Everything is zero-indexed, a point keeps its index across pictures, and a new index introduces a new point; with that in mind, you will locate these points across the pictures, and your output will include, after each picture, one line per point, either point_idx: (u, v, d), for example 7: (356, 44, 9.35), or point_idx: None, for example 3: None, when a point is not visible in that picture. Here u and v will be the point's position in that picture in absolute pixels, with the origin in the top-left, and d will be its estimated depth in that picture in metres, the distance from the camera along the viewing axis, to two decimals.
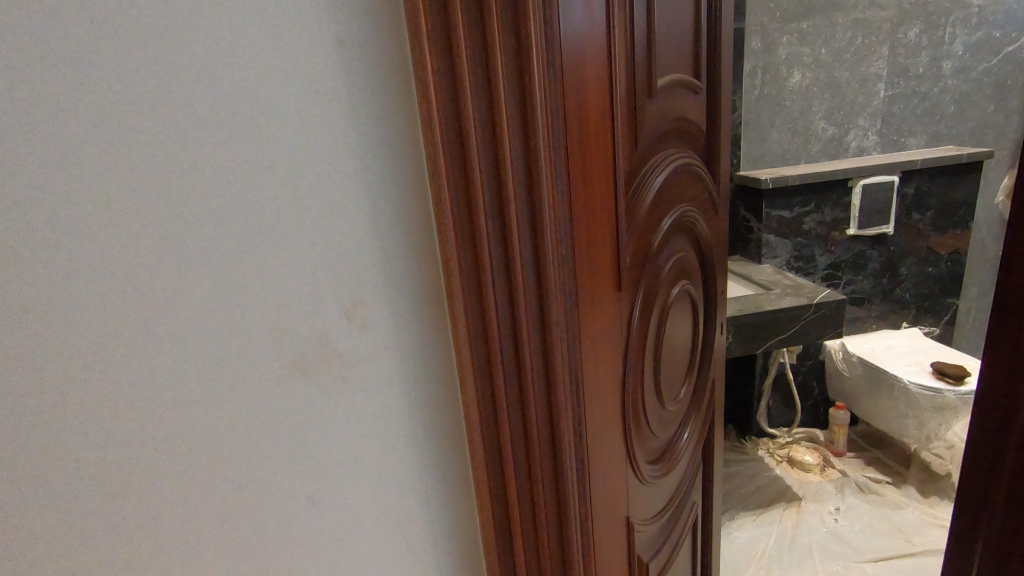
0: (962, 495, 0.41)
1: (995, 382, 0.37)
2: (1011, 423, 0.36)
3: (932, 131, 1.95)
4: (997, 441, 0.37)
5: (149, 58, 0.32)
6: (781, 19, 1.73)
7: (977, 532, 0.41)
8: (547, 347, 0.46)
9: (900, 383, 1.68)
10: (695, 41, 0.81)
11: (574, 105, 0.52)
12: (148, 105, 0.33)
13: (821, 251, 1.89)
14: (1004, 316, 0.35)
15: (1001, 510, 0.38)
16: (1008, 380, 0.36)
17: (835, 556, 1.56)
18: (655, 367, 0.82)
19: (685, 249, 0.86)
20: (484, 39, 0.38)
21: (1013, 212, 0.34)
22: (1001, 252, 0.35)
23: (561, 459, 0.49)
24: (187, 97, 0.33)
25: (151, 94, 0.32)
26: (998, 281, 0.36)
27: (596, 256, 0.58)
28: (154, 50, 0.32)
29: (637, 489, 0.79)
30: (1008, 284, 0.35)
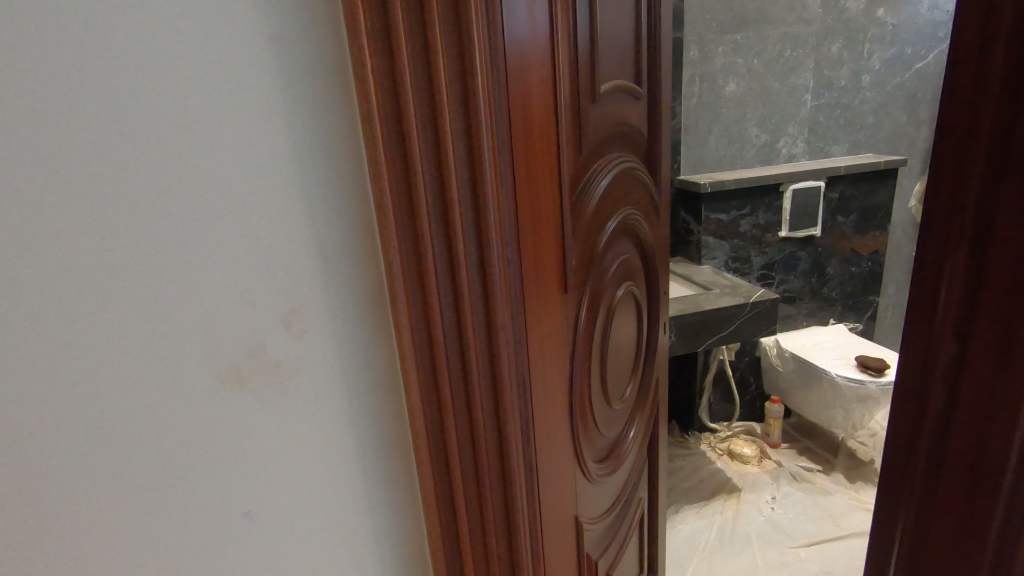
0: (879, 506, 0.41)
1: (908, 392, 0.36)
2: (921, 433, 0.36)
3: (853, 139, 2.09)
4: (910, 451, 0.37)
5: (68, 51, 0.30)
6: (717, 30, 1.81)
7: (890, 543, 0.40)
8: (493, 351, 0.45)
9: (828, 376, 1.78)
10: (635, 49, 0.83)
11: (519, 107, 0.52)
12: (65, 97, 0.30)
13: (756, 252, 1.99)
14: (914, 329, 0.35)
15: (911, 520, 0.38)
16: (919, 393, 0.35)
17: (772, 542, 1.64)
18: (601, 367, 0.83)
19: (629, 251, 0.88)
20: (426, 40, 0.37)
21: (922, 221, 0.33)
22: (913, 264, 0.34)
23: (510, 462, 0.49)
24: (108, 91, 0.31)
25: (68, 88, 0.31)
26: (911, 294, 0.35)
27: (542, 260, 0.59)
28: (73, 38, 0.30)
29: (585, 488, 0.80)
30: (918, 298, 0.34)
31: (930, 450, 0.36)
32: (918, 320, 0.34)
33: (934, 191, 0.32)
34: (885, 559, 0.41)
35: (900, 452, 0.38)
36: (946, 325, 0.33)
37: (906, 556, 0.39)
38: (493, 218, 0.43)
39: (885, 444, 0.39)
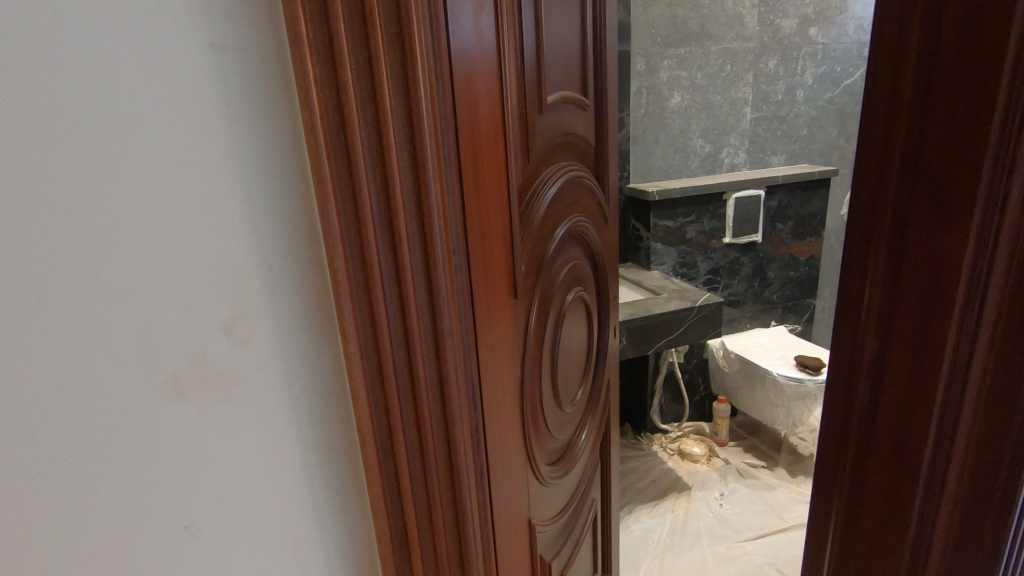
0: (822, 457, 0.52)
1: (842, 358, 0.48)
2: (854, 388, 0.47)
3: (790, 150, 2.21)
4: (847, 406, 0.48)
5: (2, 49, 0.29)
6: (662, 44, 1.88)
7: (835, 486, 0.51)
8: (439, 356, 0.46)
9: (770, 375, 1.87)
10: (582, 61, 0.86)
11: (465, 117, 0.54)
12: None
13: (702, 258, 2.06)
14: (845, 307, 0.47)
15: (851, 464, 0.49)
16: (851, 357, 0.47)
17: (720, 538, 1.70)
18: (552, 371, 0.85)
19: (578, 257, 0.91)
20: (368, 49, 0.38)
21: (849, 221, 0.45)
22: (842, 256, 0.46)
23: (458, 466, 0.50)
24: (44, 91, 0.30)
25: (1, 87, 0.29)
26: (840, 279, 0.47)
27: (491, 265, 0.60)
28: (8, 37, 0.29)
29: (537, 490, 0.82)
30: (846, 281, 0.46)
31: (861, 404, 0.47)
32: (850, 297, 0.46)
33: (857, 198, 0.44)
34: (829, 499, 0.52)
35: (838, 407, 0.49)
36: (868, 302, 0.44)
37: (847, 494, 0.50)
38: (438, 225, 0.43)
39: (826, 404, 0.50)
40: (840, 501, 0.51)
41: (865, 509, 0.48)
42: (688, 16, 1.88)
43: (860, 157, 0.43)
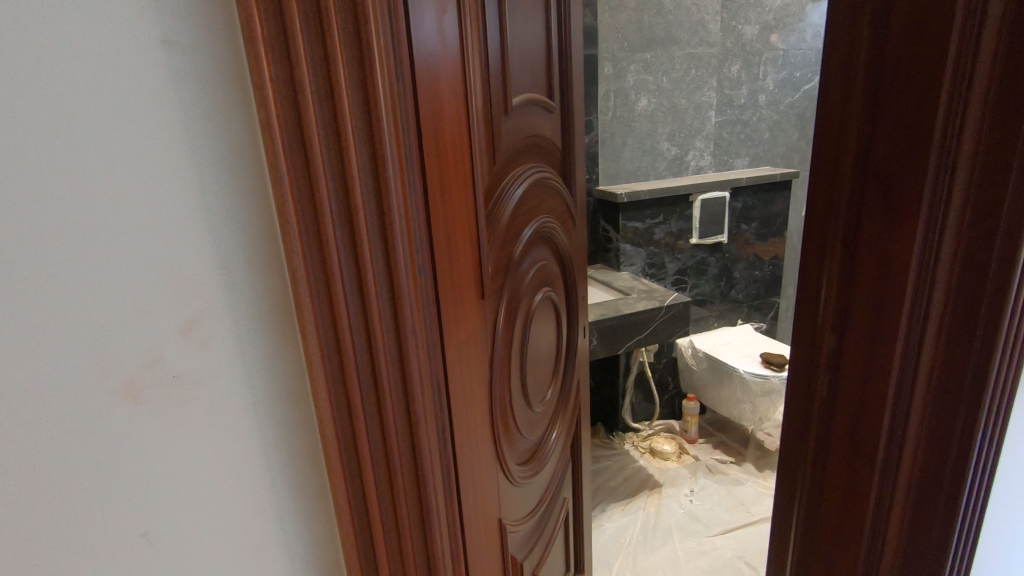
0: (790, 424, 0.61)
1: (804, 336, 0.57)
2: (816, 363, 0.56)
3: (753, 153, 2.27)
4: (811, 379, 0.57)
5: None
6: (629, 48, 1.91)
7: (802, 449, 0.60)
8: (403, 357, 0.46)
9: (737, 373, 1.91)
10: (547, 64, 0.87)
11: (428, 118, 0.54)
12: None
13: (670, 259, 2.10)
14: (806, 292, 0.56)
15: (815, 429, 0.58)
16: (812, 335, 0.56)
17: (690, 533, 1.73)
18: (521, 371, 0.85)
19: (546, 258, 0.91)
20: (325, 50, 0.37)
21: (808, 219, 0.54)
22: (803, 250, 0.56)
23: (423, 468, 0.50)
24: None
25: None
26: (803, 268, 0.55)
27: (456, 266, 0.60)
28: None
29: (507, 491, 0.82)
30: (807, 270, 0.55)
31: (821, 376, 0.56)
32: (808, 283, 0.55)
33: (812, 201, 0.53)
34: (796, 461, 0.61)
35: (801, 378, 0.58)
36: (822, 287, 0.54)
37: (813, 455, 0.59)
38: (400, 225, 0.43)
39: (792, 376, 0.59)
40: (806, 463, 0.60)
41: (827, 468, 0.57)
42: (654, 21, 1.92)
43: (816, 166, 0.52)
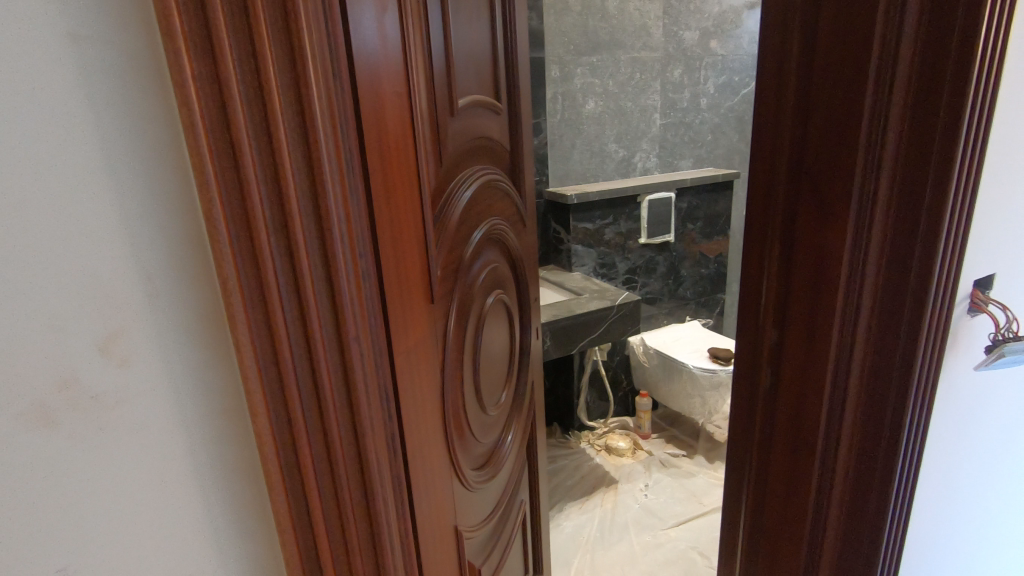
0: (749, 341, 0.81)
1: (754, 269, 0.78)
2: (768, 290, 0.76)
3: (696, 154, 2.34)
4: (763, 303, 0.77)
5: None
6: (575, 52, 1.93)
7: (760, 359, 0.80)
8: (346, 365, 0.44)
9: (686, 368, 1.97)
10: (493, 66, 0.87)
11: (370, 119, 0.53)
12: None
13: (620, 258, 2.14)
14: (755, 239, 0.77)
15: (770, 340, 0.77)
16: (760, 268, 0.77)
17: (646, 527, 1.76)
18: (474, 375, 0.84)
19: (496, 260, 0.91)
20: (253, 45, 0.36)
21: (750, 189, 0.76)
22: (747, 210, 0.77)
23: (371, 480, 0.48)
24: None
25: None
26: (748, 222, 0.78)
27: (402, 270, 0.59)
28: None
29: (462, 497, 0.81)
30: (753, 222, 0.77)
31: (771, 299, 0.76)
32: (753, 233, 0.77)
33: (753, 171, 0.75)
34: (758, 370, 0.81)
35: (751, 303, 0.80)
36: (764, 232, 0.75)
37: (770, 360, 0.78)
38: (339, 229, 0.42)
39: (746, 303, 0.81)
40: (766, 369, 0.79)
41: (780, 369, 0.77)
42: (598, 25, 1.95)
43: (755, 154, 0.74)
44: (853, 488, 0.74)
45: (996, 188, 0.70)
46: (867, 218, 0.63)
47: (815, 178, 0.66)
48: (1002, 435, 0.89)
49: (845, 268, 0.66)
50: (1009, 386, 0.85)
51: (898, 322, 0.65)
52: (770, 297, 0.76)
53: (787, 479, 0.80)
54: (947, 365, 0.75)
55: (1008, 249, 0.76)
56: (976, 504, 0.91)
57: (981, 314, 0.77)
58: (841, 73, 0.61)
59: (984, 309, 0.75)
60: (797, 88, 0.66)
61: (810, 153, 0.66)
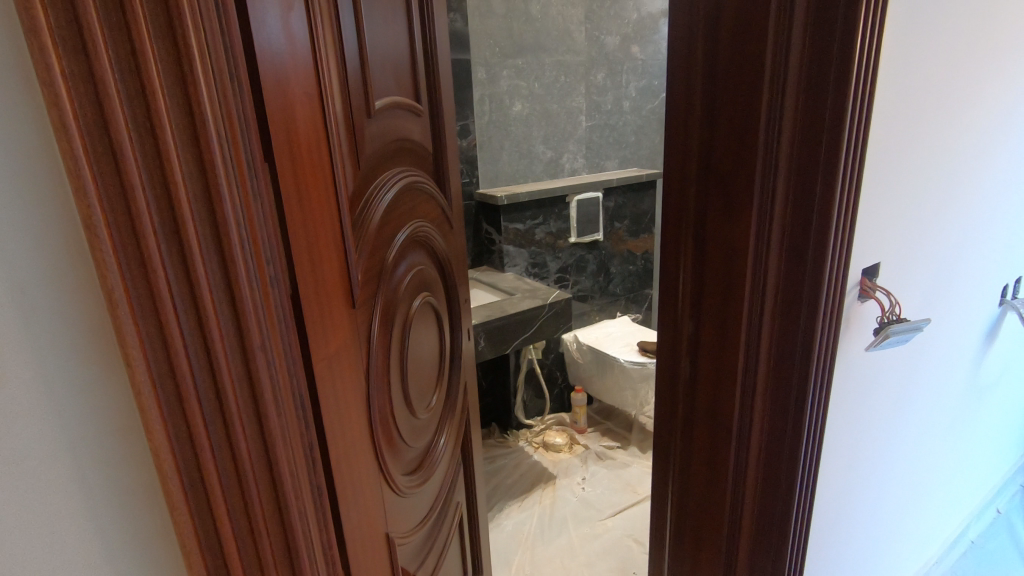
0: (668, 332, 0.86)
1: (670, 263, 0.82)
2: (683, 283, 0.80)
3: (621, 155, 2.42)
4: (680, 295, 0.82)
5: None
6: (500, 54, 1.95)
7: (678, 349, 0.84)
8: (251, 375, 0.43)
9: (618, 362, 2.03)
10: (413, 67, 0.86)
11: (275, 121, 0.52)
12: None
13: (551, 257, 2.18)
14: (671, 236, 0.81)
15: (688, 330, 0.82)
16: (676, 261, 0.81)
17: (584, 519, 1.81)
18: (401, 379, 0.83)
19: (422, 262, 0.90)
20: (132, 40, 0.34)
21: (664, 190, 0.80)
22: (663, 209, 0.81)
23: (285, 494, 0.47)
24: None
25: None
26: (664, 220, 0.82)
27: (318, 275, 0.58)
28: None
29: (392, 503, 0.80)
30: (667, 219, 0.81)
31: (686, 291, 0.80)
32: (668, 230, 0.81)
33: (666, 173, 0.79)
34: (677, 359, 0.85)
35: (668, 296, 0.84)
36: (677, 227, 0.80)
37: (688, 349, 0.83)
38: (237, 234, 0.40)
39: (664, 296, 0.85)
40: (683, 358, 0.84)
41: (698, 357, 0.81)
42: (523, 28, 1.98)
43: (668, 156, 0.78)
44: (766, 466, 0.79)
45: (877, 185, 0.77)
46: (768, 214, 0.68)
47: (723, 178, 0.71)
48: (893, 410, 0.98)
49: (750, 260, 0.71)
50: (896, 363, 0.94)
51: (799, 310, 0.70)
52: (685, 290, 0.80)
53: (708, 461, 0.84)
54: (841, 347, 0.82)
55: (890, 241, 0.84)
56: (874, 475, 1.00)
57: (869, 301, 0.84)
58: (741, 81, 0.66)
59: (872, 296, 0.83)
60: (703, 92, 0.71)
61: (716, 153, 0.71)
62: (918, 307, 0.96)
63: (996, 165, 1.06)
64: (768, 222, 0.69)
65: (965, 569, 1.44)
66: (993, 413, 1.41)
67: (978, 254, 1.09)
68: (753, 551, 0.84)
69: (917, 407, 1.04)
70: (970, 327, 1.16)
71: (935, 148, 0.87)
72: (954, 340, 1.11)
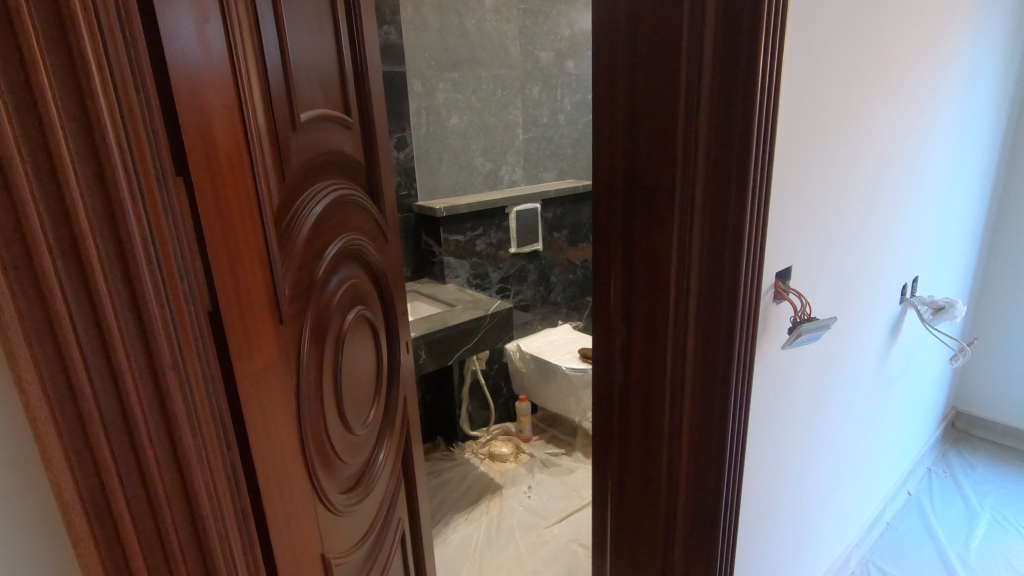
0: (602, 338, 0.88)
1: (600, 271, 0.85)
2: (614, 290, 0.83)
3: (559, 167, 2.47)
4: (610, 302, 0.85)
5: None
6: (436, 67, 1.96)
7: (612, 353, 0.87)
8: (162, 395, 0.41)
9: (560, 370, 2.06)
10: (343, 80, 0.86)
11: (190, 134, 0.50)
12: None
13: (492, 268, 2.20)
14: (601, 245, 0.84)
15: (621, 335, 0.85)
16: (605, 269, 0.84)
17: (531, 528, 1.82)
18: (336, 395, 0.82)
19: (356, 275, 0.89)
20: (21, 51, 0.32)
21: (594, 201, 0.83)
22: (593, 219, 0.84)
23: (202, 515, 0.45)
24: None
25: None
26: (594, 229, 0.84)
27: (241, 292, 0.57)
28: None
29: (328, 522, 0.78)
30: (598, 229, 0.84)
31: (616, 298, 0.84)
32: (598, 239, 0.84)
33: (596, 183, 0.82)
34: (611, 363, 0.88)
35: (600, 304, 0.87)
36: (606, 236, 0.83)
37: (621, 353, 0.85)
38: (143, 251, 0.39)
39: (596, 303, 0.88)
40: (617, 362, 0.87)
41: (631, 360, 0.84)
42: (458, 42, 2.00)
43: (596, 168, 0.81)
44: (696, 463, 0.83)
45: (785, 194, 0.84)
46: (688, 222, 0.73)
47: (646, 188, 0.75)
48: (810, 404, 1.05)
49: (674, 266, 0.75)
50: (811, 359, 1.01)
51: (720, 311, 0.74)
52: (616, 296, 0.84)
53: (643, 460, 0.88)
54: (759, 346, 0.87)
55: (799, 246, 0.91)
56: (795, 467, 1.07)
57: (784, 302, 0.90)
58: (660, 99, 0.70)
59: (785, 297, 0.88)
60: (625, 108, 0.75)
61: (640, 165, 0.75)
62: (827, 306, 1.04)
63: (892, 174, 1.16)
64: (688, 230, 0.73)
65: (882, 550, 1.56)
66: (900, 405, 1.54)
67: (880, 256, 1.20)
68: (688, 546, 0.87)
69: (832, 400, 1.13)
70: (876, 324, 1.26)
71: (836, 160, 0.94)
72: (862, 337, 1.20)
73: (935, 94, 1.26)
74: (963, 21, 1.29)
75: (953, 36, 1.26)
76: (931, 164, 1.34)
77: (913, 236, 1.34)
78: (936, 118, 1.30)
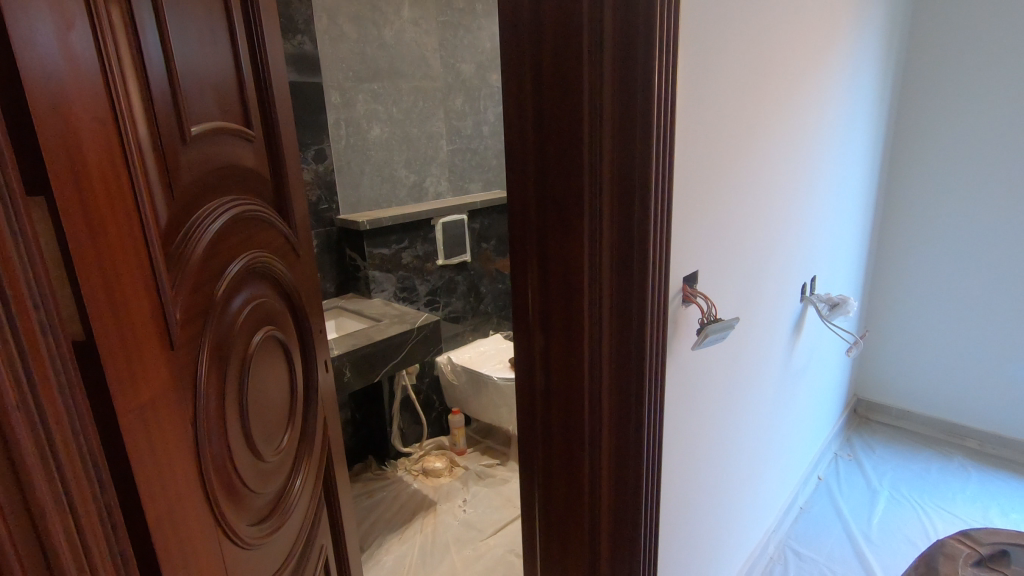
0: (522, 347, 0.89)
1: (517, 280, 0.86)
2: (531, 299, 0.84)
3: (485, 178, 2.47)
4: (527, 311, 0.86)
5: None
6: (355, 78, 1.92)
7: (532, 362, 0.88)
8: (7, 440, 0.37)
9: (491, 380, 2.06)
10: (243, 91, 0.82)
11: (55, 152, 0.46)
12: None
13: (419, 280, 2.17)
14: (517, 255, 0.84)
15: (540, 344, 0.86)
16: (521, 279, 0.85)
17: (466, 542, 1.79)
18: (242, 421, 0.78)
19: (264, 294, 0.85)
20: None
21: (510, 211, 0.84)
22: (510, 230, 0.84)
23: (61, 566, 0.42)
24: None
25: None
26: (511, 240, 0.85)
27: (123, 320, 0.53)
28: None
29: (236, 558, 0.74)
30: (513, 240, 0.84)
31: (533, 306, 0.84)
32: (515, 251, 0.85)
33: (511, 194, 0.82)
34: (532, 372, 0.88)
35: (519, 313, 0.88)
36: (520, 246, 0.83)
37: (541, 360, 0.86)
38: None
39: (515, 313, 0.88)
40: (538, 370, 0.87)
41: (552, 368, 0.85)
42: (376, 54, 1.98)
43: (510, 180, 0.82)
44: (616, 464, 0.85)
45: (687, 204, 0.88)
46: (597, 231, 0.75)
47: (557, 199, 0.77)
48: (723, 402, 1.11)
49: (585, 273, 0.77)
50: (720, 359, 1.07)
51: (630, 316, 0.77)
52: (534, 305, 0.84)
53: (566, 466, 0.89)
54: (670, 348, 0.90)
55: (703, 253, 0.96)
56: (713, 462, 1.12)
57: (692, 305, 0.94)
58: (566, 111, 0.72)
59: (694, 300, 0.92)
60: (534, 121, 0.76)
61: (550, 176, 0.76)
62: (732, 308, 1.10)
63: (787, 183, 1.25)
64: (595, 240, 0.75)
65: (797, 534, 1.67)
66: (806, 397, 1.65)
67: (779, 258, 1.28)
68: (612, 548, 0.89)
69: (743, 396, 1.20)
70: (780, 321, 1.35)
71: (733, 172, 1.00)
72: (768, 334, 1.28)
73: (821, 109, 1.37)
74: (842, 44, 1.41)
75: (834, 57, 1.38)
76: (821, 174, 1.46)
77: (808, 238, 1.45)
78: (823, 132, 1.41)
